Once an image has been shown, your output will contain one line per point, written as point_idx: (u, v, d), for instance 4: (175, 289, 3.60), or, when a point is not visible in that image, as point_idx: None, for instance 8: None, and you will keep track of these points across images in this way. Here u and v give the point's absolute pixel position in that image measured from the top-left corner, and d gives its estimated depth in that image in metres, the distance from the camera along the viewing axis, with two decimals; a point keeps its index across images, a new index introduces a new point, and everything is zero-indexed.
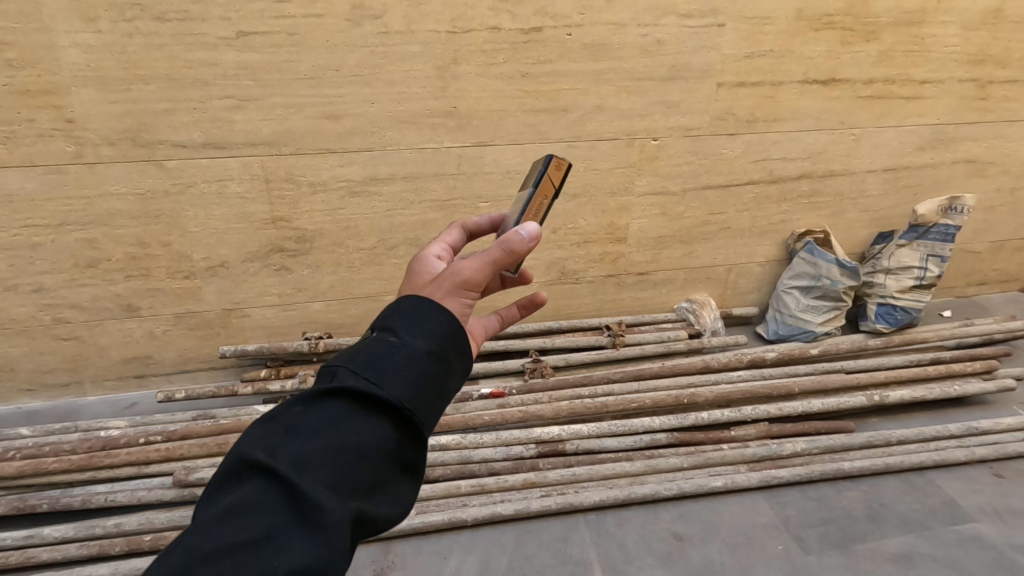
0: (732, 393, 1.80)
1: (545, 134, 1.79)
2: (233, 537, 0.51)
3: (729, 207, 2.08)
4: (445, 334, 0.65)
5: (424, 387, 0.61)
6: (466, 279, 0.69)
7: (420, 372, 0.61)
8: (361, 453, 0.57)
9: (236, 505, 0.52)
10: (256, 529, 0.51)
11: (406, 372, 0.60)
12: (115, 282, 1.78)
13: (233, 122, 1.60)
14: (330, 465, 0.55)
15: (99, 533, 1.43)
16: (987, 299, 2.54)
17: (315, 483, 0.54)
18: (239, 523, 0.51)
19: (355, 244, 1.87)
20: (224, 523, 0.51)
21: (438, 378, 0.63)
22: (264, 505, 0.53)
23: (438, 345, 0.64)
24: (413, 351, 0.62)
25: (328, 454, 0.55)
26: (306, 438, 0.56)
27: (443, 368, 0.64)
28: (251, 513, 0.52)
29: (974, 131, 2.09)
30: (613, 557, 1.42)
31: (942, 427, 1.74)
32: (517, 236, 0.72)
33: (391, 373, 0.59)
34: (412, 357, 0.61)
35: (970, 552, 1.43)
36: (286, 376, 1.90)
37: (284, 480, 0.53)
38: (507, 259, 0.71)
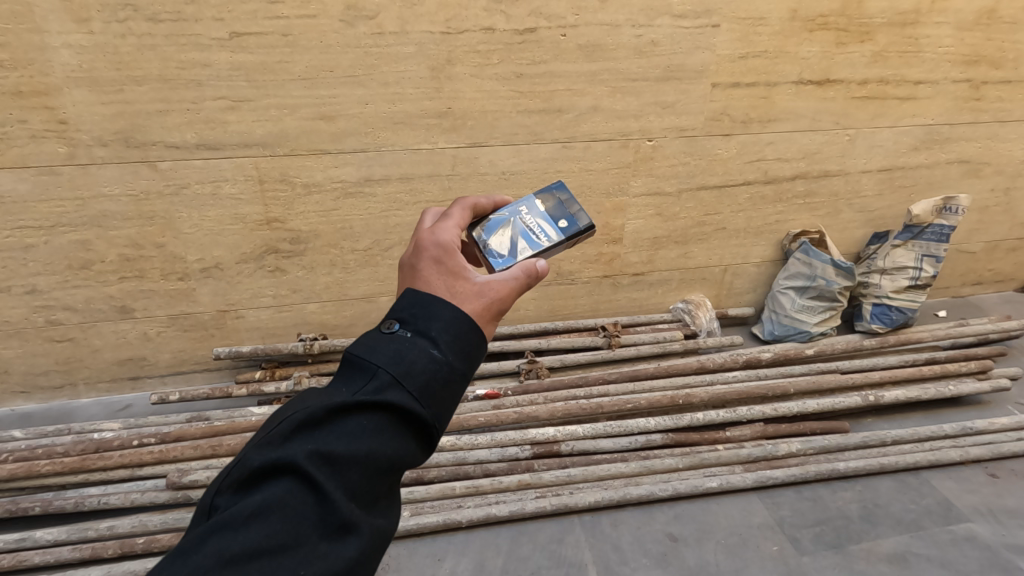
0: (727, 393, 1.80)
1: (539, 134, 1.79)
2: (262, 542, 0.50)
3: (725, 207, 2.08)
4: (478, 353, 0.66)
5: (453, 406, 0.63)
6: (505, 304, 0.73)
7: (455, 392, 0.62)
8: (390, 465, 0.58)
9: (267, 507, 0.51)
10: (287, 536, 0.51)
11: (444, 392, 0.61)
12: (108, 284, 1.77)
13: (226, 123, 1.59)
14: (362, 476, 0.55)
15: (92, 536, 1.43)
16: (982, 299, 2.55)
17: (346, 494, 0.54)
18: (270, 528, 0.51)
19: (350, 245, 1.87)
20: (254, 524, 0.50)
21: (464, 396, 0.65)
22: (295, 511, 0.52)
23: (471, 365, 0.65)
24: (453, 370, 0.62)
25: (362, 465, 0.56)
26: (341, 447, 0.55)
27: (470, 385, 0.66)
28: (281, 518, 0.51)
29: (969, 131, 2.09)
30: (608, 558, 1.42)
31: (937, 427, 1.74)
32: (535, 270, 0.80)
33: (432, 392, 0.60)
34: (452, 377, 0.62)
35: (964, 552, 1.44)
36: (281, 378, 1.90)
37: (318, 489, 0.53)
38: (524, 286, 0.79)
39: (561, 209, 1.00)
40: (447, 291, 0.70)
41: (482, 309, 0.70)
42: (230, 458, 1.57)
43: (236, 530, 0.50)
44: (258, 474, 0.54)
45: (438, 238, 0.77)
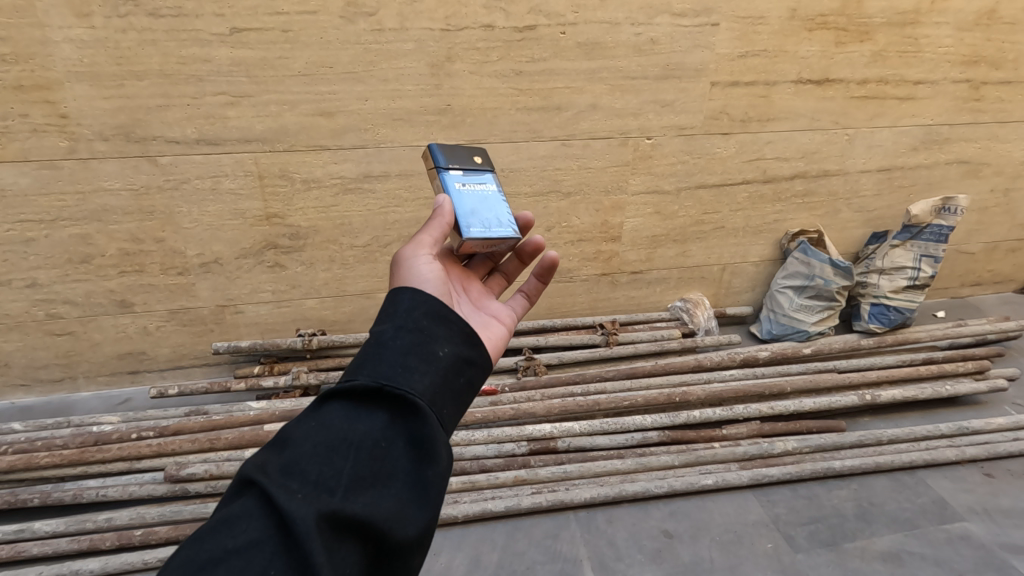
0: (723, 391, 1.80)
1: (538, 132, 1.79)
2: (227, 544, 0.52)
3: (723, 206, 2.09)
4: (413, 313, 0.74)
5: (402, 360, 0.67)
6: (412, 251, 0.87)
7: (394, 353, 0.67)
8: (350, 440, 0.60)
9: (230, 516, 0.55)
10: (249, 534, 0.53)
11: (381, 354, 0.67)
12: (108, 278, 1.78)
13: (226, 118, 1.60)
14: (319, 458, 0.58)
15: (90, 528, 1.43)
16: (981, 300, 2.55)
17: (306, 477, 0.57)
18: (230, 529, 0.53)
19: (349, 241, 1.88)
20: (219, 533, 0.53)
21: (414, 348, 0.69)
22: (255, 511, 0.54)
23: (407, 323, 0.72)
24: (384, 339, 0.69)
25: (316, 448, 0.59)
26: (296, 444, 0.60)
27: (420, 339, 0.70)
28: (242, 521, 0.54)
29: (968, 131, 2.10)
30: (603, 554, 1.42)
31: (934, 427, 1.74)
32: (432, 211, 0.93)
33: (366, 363, 0.66)
34: (384, 344, 0.68)
35: (958, 551, 1.44)
36: (279, 373, 1.90)
37: (274, 482, 0.56)
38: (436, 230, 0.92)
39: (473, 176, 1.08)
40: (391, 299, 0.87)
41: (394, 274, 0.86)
42: (228, 452, 1.58)
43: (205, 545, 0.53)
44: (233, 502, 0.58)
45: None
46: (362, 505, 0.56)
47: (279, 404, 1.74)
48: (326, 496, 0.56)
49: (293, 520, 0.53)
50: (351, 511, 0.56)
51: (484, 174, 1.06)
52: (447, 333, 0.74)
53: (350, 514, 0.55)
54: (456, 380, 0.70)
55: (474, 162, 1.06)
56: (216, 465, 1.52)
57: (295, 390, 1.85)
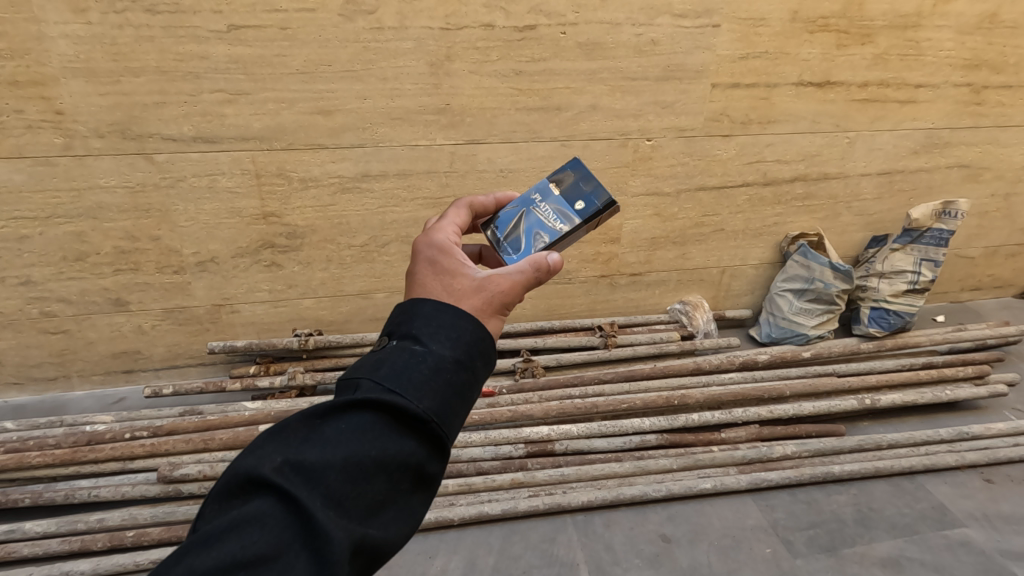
0: (722, 394, 1.79)
1: (537, 132, 1.78)
2: (239, 553, 0.49)
3: (723, 209, 2.08)
4: (471, 342, 0.66)
5: (450, 398, 0.62)
6: (503, 292, 0.74)
7: (446, 381, 0.62)
8: (381, 464, 0.56)
9: (243, 520, 0.50)
10: (265, 546, 0.49)
11: (432, 382, 0.61)
12: (103, 276, 1.76)
13: (223, 116, 1.59)
14: (347, 477, 0.55)
15: (81, 529, 1.42)
16: (981, 305, 2.54)
17: (330, 494, 0.53)
18: (244, 537, 0.49)
19: (347, 241, 1.87)
20: (230, 538, 0.49)
21: (462, 386, 0.64)
22: (273, 521, 0.51)
23: (464, 352, 0.65)
24: (439, 360, 0.63)
25: (348, 464, 0.55)
26: (321, 452, 0.55)
27: (469, 376, 0.65)
28: (258, 529, 0.50)
29: (969, 135, 2.09)
30: (600, 558, 1.41)
31: (934, 432, 1.73)
32: (547, 266, 0.82)
33: (416, 384, 0.60)
34: (439, 367, 0.62)
35: (958, 557, 1.43)
36: (275, 374, 1.89)
37: (297, 492, 0.52)
38: (532, 284, 0.82)
39: (578, 190, 1.03)
40: (447, 291, 0.72)
41: (475, 298, 0.72)
42: (222, 452, 1.56)
43: (213, 547, 0.49)
44: (238, 493, 0.53)
45: (437, 243, 0.81)
46: (373, 531, 0.56)
47: (274, 404, 1.73)
48: (346, 520, 0.53)
49: (315, 547, 0.50)
50: (365, 541, 0.54)
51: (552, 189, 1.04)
52: (488, 374, 0.69)
53: (362, 543, 0.54)
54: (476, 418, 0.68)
55: (567, 185, 1.04)
56: (209, 466, 1.50)
57: (291, 391, 1.84)
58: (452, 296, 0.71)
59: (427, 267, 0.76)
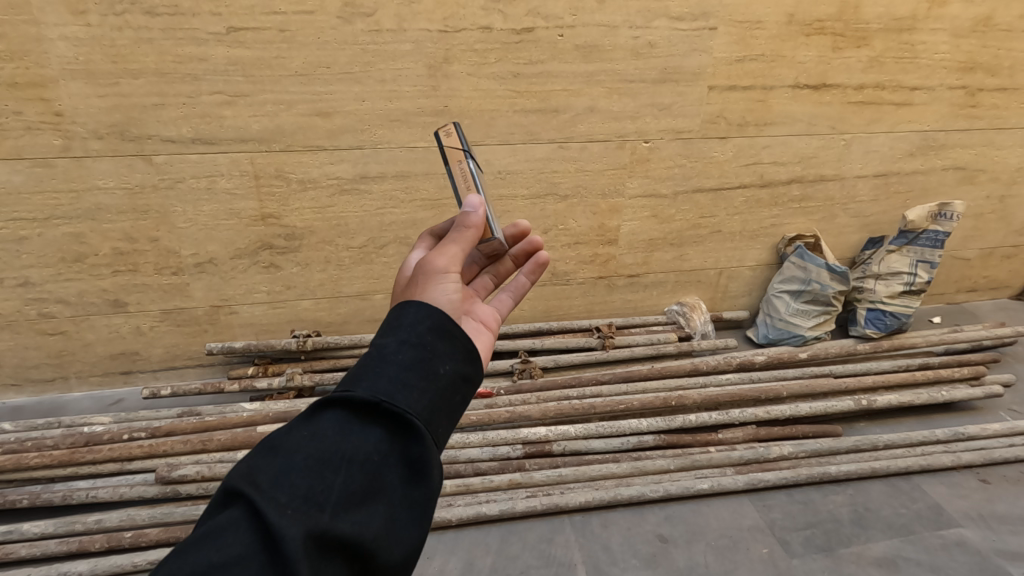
0: (719, 395, 1.80)
1: (535, 135, 1.79)
2: (211, 557, 0.50)
3: (720, 210, 2.09)
4: (418, 325, 0.69)
5: (404, 377, 0.63)
6: (437, 258, 0.78)
7: (397, 364, 0.64)
8: (344, 453, 0.57)
9: (215, 528, 0.52)
10: (235, 548, 0.51)
11: (382, 368, 0.63)
12: (102, 277, 1.77)
13: (222, 117, 1.59)
14: (310, 470, 0.56)
15: (79, 529, 1.42)
16: (976, 306, 2.55)
17: (295, 490, 0.54)
18: (215, 543, 0.51)
19: (345, 242, 1.87)
20: (203, 547, 0.51)
21: (418, 366, 0.65)
22: (242, 524, 0.52)
23: (413, 336, 0.68)
24: (388, 348, 0.66)
25: (308, 459, 0.56)
26: (284, 452, 0.57)
27: (424, 354, 0.66)
28: (228, 534, 0.51)
29: (964, 138, 2.10)
30: (597, 558, 1.41)
31: (930, 432, 1.74)
32: (466, 214, 0.84)
33: (367, 375, 0.63)
34: (388, 354, 0.65)
35: (954, 557, 1.43)
36: (273, 375, 1.89)
37: (261, 493, 0.53)
38: (468, 237, 0.83)
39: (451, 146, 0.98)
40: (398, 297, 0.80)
41: (415, 284, 0.77)
42: (221, 453, 1.56)
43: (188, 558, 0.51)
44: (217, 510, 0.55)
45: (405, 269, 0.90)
46: (351, 525, 0.55)
47: (272, 406, 1.73)
48: (315, 512, 0.54)
49: (279, 540, 0.51)
50: (339, 532, 0.54)
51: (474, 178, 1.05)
52: (452, 350, 0.70)
53: (336, 534, 0.54)
54: (455, 398, 0.68)
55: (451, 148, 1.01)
56: (207, 467, 1.50)
57: (289, 392, 1.84)
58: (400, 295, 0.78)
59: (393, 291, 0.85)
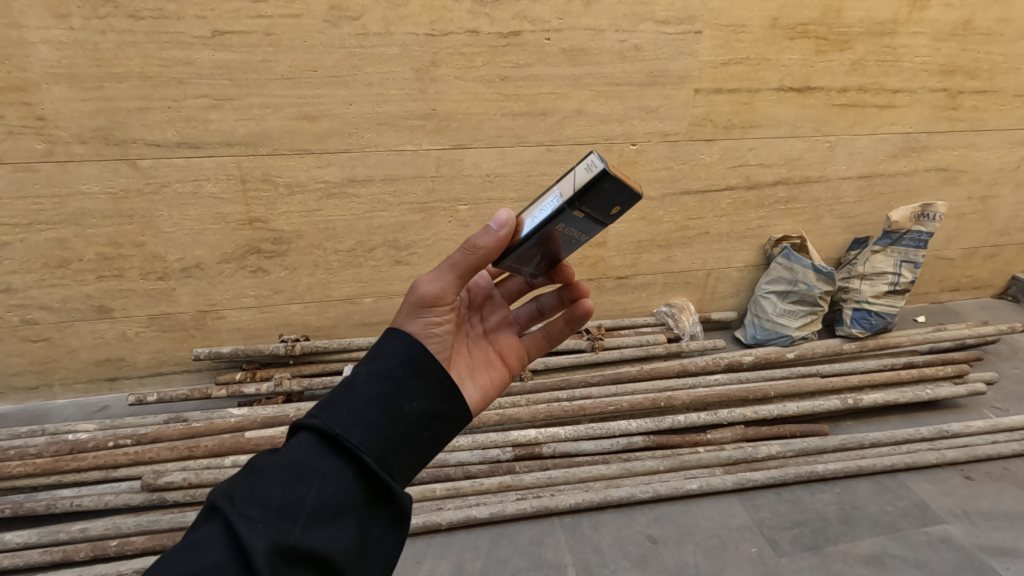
0: (708, 396, 1.81)
1: (524, 137, 1.80)
2: (187, 566, 0.53)
3: (707, 212, 2.10)
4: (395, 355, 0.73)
5: (374, 404, 0.66)
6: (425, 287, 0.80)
7: (368, 391, 0.67)
8: (315, 469, 0.60)
9: (193, 541, 0.55)
10: (210, 558, 0.53)
11: (353, 396, 0.67)
12: (86, 283, 1.75)
13: (208, 121, 1.59)
14: (282, 487, 0.59)
15: (63, 539, 1.40)
16: (960, 305, 2.58)
17: (267, 505, 0.57)
18: (192, 554, 0.54)
19: (333, 246, 1.86)
20: (181, 557, 0.54)
21: (389, 394, 0.68)
22: (218, 534, 0.55)
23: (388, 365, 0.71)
24: (362, 375, 0.69)
25: (281, 475, 0.59)
26: (260, 472, 0.60)
27: (395, 390, 0.69)
28: (205, 545, 0.54)
29: (946, 140, 2.13)
30: (587, 560, 1.41)
31: (914, 430, 1.76)
32: (484, 235, 0.79)
33: (339, 400, 0.66)
34: (361, 381, 0.69)
35: (939, 553, 1.45)
36: (262, 380, 1.87)
37: (237, 508, 0.57)
38: (472, 255, 0.79)
39: None
40: None
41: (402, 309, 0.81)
42: (208, 459, 1.55)
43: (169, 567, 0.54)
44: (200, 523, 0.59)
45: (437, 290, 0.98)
46: (320, 540, 0.57)
47: (260, 411, 1.72)
48: (286, 525, 0.56)
49: (249, 550, 0.53)
50: (307, 547, 0.56)
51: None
52: (428, 386, 0.72)
53: (302, 548, 0.56)
54: (426, 426, 0.71)
55: None
56: (194, 473, 1.48)
57: (278, 397, 1.83)
58: None
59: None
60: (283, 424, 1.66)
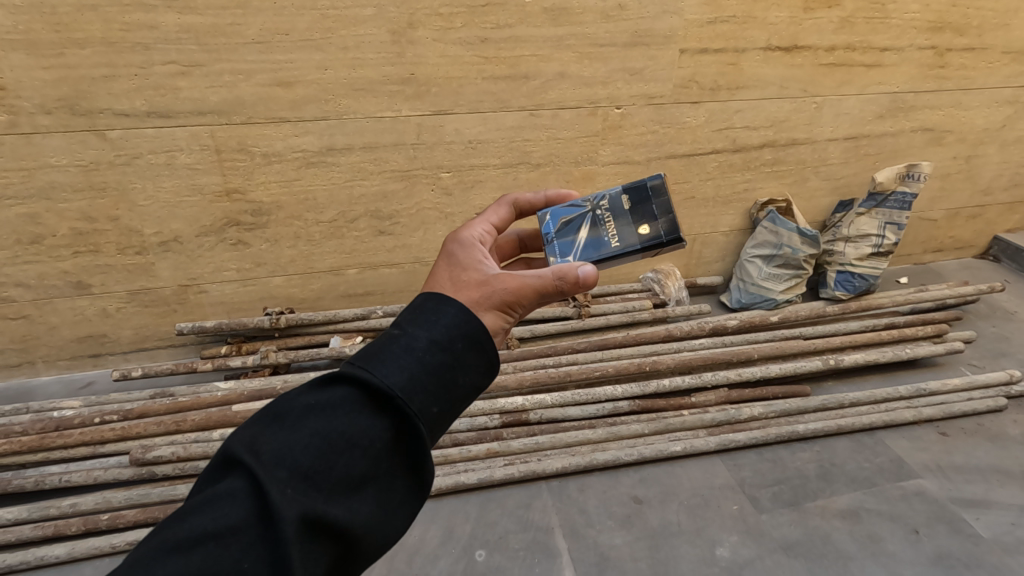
0: (692, 360, 1.82)
1: (506, 102, 1.76)
2: (205, 526, 0.50)
3: (693, 176, 2.08)
4: (450, 323, 0.68)
5: (422, 376, 0.62)
6: (506, 285, 0.77)
7: (418, 359, 0.63)
8: (348, 436, 0.57)
9: (214, 496, 0.52)
10: (230, 518, 0.51)
11: (402, 360, 0.62)
12: (62, 259, 1.71)
13: (177, 89, 1.53)
14: (314, 452, 0.55)
15: (54, 514, 1.41)
16: (942, 265, 2.61)
17: (295, 470, 0.54)
18: (213, 511, 0.51)
19: (314, 217, 1.83)
20: (200, 512, 0.51)
21: (439, 367, 0.64)
22: (240, 492, 0.52)
23: (441, 334, 0.66)
24: (414, 340, 0.64)
25: (314, 438, 0.56)
26: (292, 426, 0.56)
27: (447, 362, 0.64)
28: (226, 503, 0.52)
29: (933, 99, 2.12)
30: (574, 521, 1.45)
31: (893, 389, 1.79)
32: (575, 273, 0.83)
33: (386, 361, 0.61)
34: (411, 346, 0.64)
35: (913, 506, 1.50)
36: (247, 353, 1.86)
37: (263, 467, 0.53)
38: (555, 287, 0.83)
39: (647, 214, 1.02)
40: (453, 282, 0.78)
41: (475, 296, 0.75)
42: (195, 433, 1.55)
43: (186, 520, 0.51)
44: (218, 472, 0.55)
45: (460, 238, 0.87)
46: (342, 513, 0.55)
47: (246, 384, 1.72)
48: (311, 494, 0.54)
49: (274, 518, 0.51)
50: (331, 521, 0.53)
51: (623, 214, 1.04)
52: (474, 362, 0.68)
53: (326, 521, 0.53)
54: (465, 403, 0.67)
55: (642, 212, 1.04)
56: (182, 447, 1.49)
57: (264, 369, 1.82)
58: (454, 286, 0.76)
59: (447, 260, 0.83)
60: (270, 396, 1.66)
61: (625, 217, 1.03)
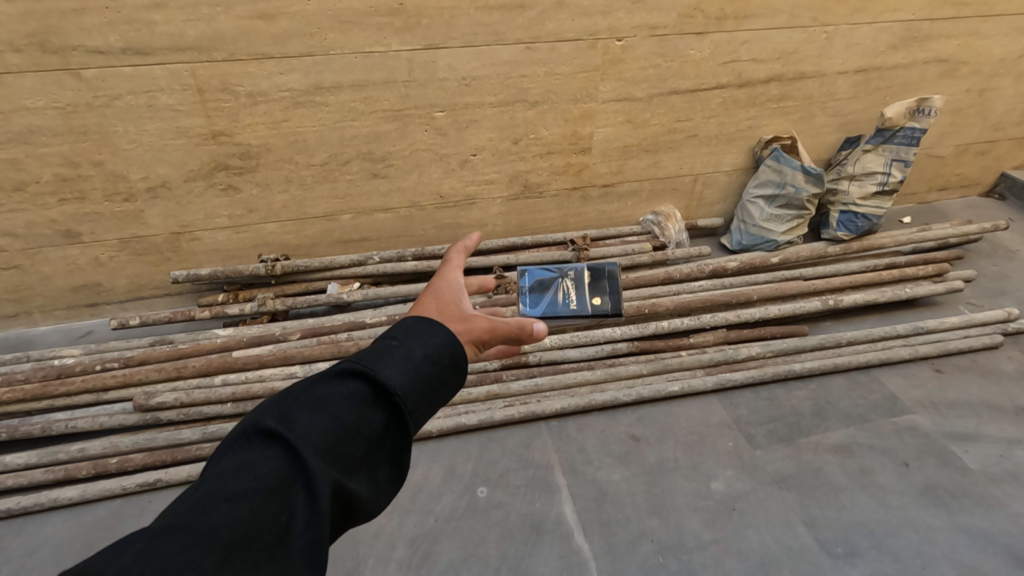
0: (691, 301, 1.81)
1: (501, 35, 1.67)
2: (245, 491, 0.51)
3: (696, 113, 2.01)
4: (446, 340, 0.69)
5: (422, 381, 0.63)
6: (483, 327, 0.74)
7: (419, 364, 0.64)
8: (362, 428, 0.58)
9: (250, 464, 0.53)
10: (266, 484, 0.52)
11: (407, 365, 0.63)
12: (48, 207, 1.67)
13: (152, 24, 1.44)
14: (335, 439, 0.56)
15: (64, 458, 1.44)
16: (947, 204, 2.57)
17: (320, 451, 0.55)
18: (251, 477, 0.52)
19: (305, 160, 1.78)
20: (236, 477, 0.52)
21: (435, 375, 0.65)
22: (274, 464, 0.53)
23: (441, 349, 0.67)
24: (417, 350, 0.65)
25: (335, 422, 0.57)
26: (314, 408, 0.57)
27: (442, 366, 0.66)
28: (262, 472, 0.52)
29: (949, 27, 2.01)
30: (572, 458, 1.49)
31: (891, 328, 1.80)
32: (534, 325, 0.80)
33: (394, 362, 0.62)
34: (413, 353, 0.65)
35: (904, 440, 1.53)
36: (244, 301, 1.86)
37: (296, 442, 0.54)
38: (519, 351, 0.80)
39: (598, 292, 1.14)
40: (439, 310, 0.75)
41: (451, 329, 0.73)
42: (197, 379, 1.56)
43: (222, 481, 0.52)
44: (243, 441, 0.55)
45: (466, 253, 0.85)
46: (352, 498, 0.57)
47: (245, 331, 1.72)
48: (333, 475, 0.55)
49: (305, 496, 0.52)
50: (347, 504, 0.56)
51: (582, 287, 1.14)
52: (460, 372, 0.69)
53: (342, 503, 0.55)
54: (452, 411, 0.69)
55: None
56: (185, 393, 1.50)
57: (262, 317, 1.82)
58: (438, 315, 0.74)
59: (441, 280, 0.80)
60: (270, 342, 1.67)
61: (585, 287, 1.13)
